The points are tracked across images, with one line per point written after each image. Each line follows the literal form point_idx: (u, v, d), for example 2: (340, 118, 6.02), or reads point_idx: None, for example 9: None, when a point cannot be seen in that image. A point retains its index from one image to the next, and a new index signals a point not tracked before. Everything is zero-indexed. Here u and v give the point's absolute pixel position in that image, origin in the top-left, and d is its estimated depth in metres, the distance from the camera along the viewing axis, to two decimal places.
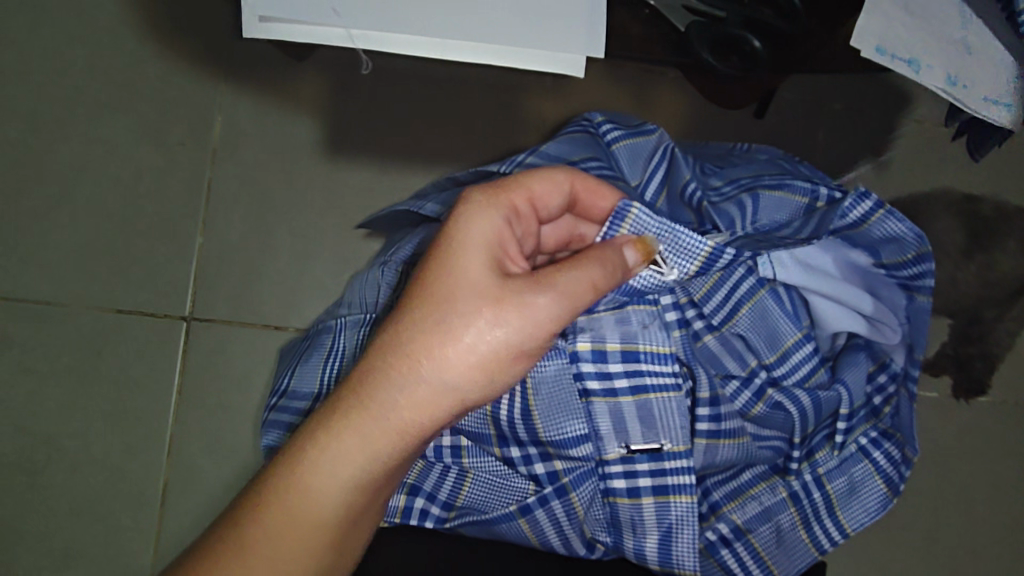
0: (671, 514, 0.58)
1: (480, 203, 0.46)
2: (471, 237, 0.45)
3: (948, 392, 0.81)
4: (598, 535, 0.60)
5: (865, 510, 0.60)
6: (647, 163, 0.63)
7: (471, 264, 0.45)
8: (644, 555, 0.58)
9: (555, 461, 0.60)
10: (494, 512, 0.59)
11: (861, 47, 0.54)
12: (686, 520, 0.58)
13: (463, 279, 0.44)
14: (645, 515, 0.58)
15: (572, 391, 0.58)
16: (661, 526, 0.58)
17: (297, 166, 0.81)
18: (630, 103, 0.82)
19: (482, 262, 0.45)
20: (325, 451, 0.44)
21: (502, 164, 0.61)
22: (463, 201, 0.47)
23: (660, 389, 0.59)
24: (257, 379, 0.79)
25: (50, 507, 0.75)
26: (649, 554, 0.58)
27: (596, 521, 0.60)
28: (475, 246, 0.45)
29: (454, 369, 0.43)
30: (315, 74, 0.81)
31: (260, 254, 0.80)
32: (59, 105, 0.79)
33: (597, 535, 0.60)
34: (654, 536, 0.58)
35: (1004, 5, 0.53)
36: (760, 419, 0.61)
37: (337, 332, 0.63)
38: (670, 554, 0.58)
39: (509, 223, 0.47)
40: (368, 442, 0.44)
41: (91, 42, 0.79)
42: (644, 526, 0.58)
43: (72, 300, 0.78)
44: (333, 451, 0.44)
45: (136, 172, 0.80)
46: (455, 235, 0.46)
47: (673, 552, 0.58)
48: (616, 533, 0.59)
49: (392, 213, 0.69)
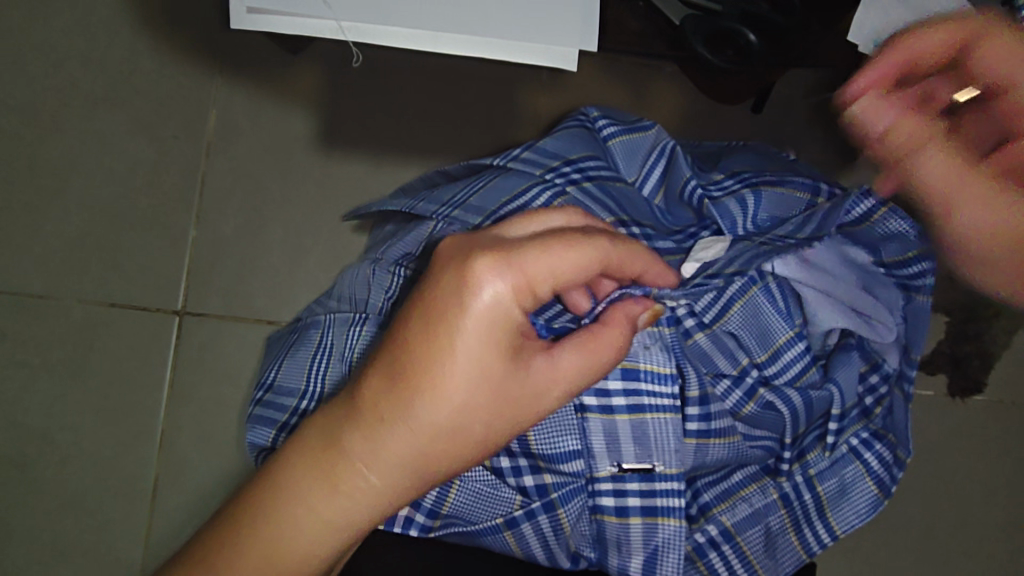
0: (657, 536, 0.56)
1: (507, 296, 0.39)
2: (491, 331, 0.39)
3: (944, 391, 0.81)
4: (583, 551, 0.57)
5: (856, 512, 0.58)
6: (642, 165, 0.63)
7: (495, 366, 0.40)
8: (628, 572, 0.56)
9: (545, 474, 0.57)
10: (483, 523, 0.57)
11: (859, 42, 0.53)
12: (673, 543, 0.55)
13: (487, 381, 0.40)
14: (631, 535, 0.56)
15: (567, 408, 0.56)
16: (647, 547, 0.56)
17: (291, 160, 0.81)
18: (627, 98, 0.82)
19: (506, 362, 0.40)
20: (320, 543, 0.41)
21: (495, 156, 0.60)
22: (485, 288, 0.39)
23: (657, 409, 0.55)
24: (249, 374, 0.79)
25: (42, 501, 0.75)
26: (632, 572, 0.56)
27: (582, 536, 0.57)
28: (500, 344, 0.40)
29: (466, 460, 0.43)
30: (309, 66, 0.80)
31: (253, 249, 0.80)
32: (51, 97, 0.78)
33: (581, 550, 0.58)
34: (639, 555, 0.56)
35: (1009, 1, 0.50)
36: (751, 419, 0.58)
37: (326, 329, 0.62)
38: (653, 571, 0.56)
39: (523, 308, 0.40)
40: (366, 527, 0.42)
41: (84, 32, 0.78)
42: (630, 545, 0.56)
43: (64, 293, 0.77)
44: (332, 543, 0.41)
45: (130, 164, 0.79)
46: (461, 316, 0.39)
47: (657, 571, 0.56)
48: (601, 549, 0.57)
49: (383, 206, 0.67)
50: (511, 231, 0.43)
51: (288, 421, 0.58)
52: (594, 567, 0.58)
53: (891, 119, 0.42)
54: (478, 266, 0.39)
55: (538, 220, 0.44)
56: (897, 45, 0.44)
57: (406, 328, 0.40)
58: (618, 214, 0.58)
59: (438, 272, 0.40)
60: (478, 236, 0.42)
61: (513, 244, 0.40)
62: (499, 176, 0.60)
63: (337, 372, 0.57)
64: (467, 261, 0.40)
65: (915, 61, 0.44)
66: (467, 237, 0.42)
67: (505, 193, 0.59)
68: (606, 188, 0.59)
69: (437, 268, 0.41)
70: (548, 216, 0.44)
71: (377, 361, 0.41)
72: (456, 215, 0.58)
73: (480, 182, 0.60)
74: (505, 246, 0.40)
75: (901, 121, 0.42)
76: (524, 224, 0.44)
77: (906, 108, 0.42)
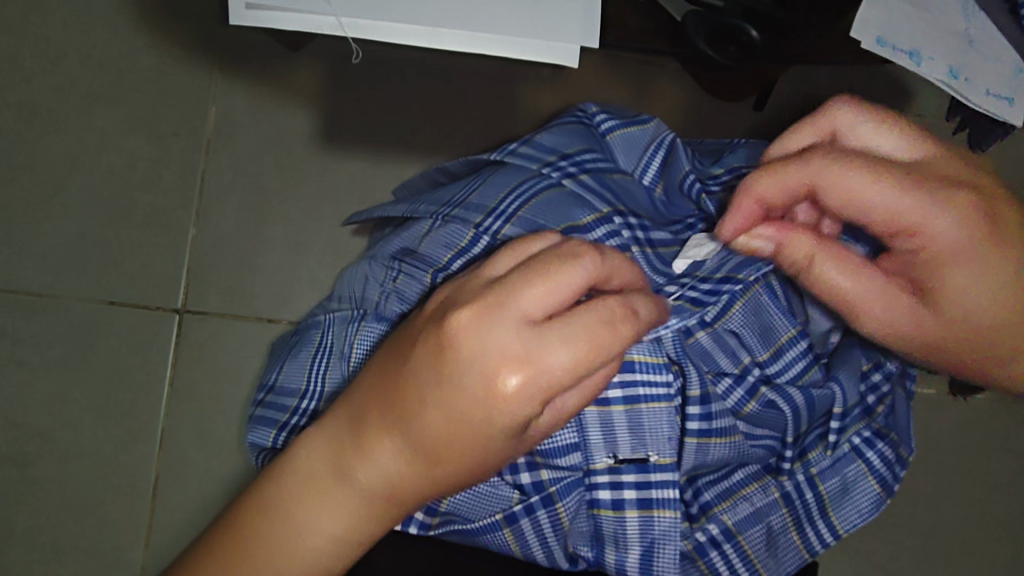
0: (654, 528, 0.52)
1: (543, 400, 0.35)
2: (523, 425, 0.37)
3: (946, 389, 0.81)
4: (581, 550, 0.54)
5: (858, 511, 0.57)
6: (642, 155, 0.63)
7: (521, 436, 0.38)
8: (626, 569, 0.53)
9: (542, 470, 0.53)
10: (478, 522, 0.54)
11: (861, 39, 0.50)
12: (670, 535, 0.52)
13: (512, 448, 0.39)
14: (628, 529, 0.52)
15: None
16: (643, 541, 0.52)
17: (291, 157, 0.80)
18: (629, 94, 0.81)
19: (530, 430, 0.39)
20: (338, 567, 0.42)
21: (491, 152, 0.60)
22: (521, 399, 0.35)
23: (651, 400, 0.52)
24: (249, 373, 0.78)
25: (42, 500, 0.75)
26: (629, 570, 0.53)
27: (580, 533, 0.54)
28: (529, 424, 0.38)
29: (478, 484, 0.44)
30: (309, 63, 0.80)
31: (254, 246, 0.80)
32: (51, 94, 0.78)
33: (579, 549, 0.54)
34: (635, 550, 0.52)
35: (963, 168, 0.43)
36: (754, 417, 0.56)
37: (326, 328, 0.62)
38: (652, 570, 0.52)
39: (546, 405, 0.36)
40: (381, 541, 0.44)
41: (83, 29, 0.78)
42: (627, 540, 0.52)
43: (64, 291, 0.77)
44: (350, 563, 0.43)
45: (130, 162, 0.79)
46: (484, 418, 0.36)
47: (655, 568, 0.52)
48: (599, 547, 0.53)
49: (381, 211, 0.67)
50: (530, 292, 0.35)
51: (289, 421, 0.57)
52: (593, 567, 0.54)
53: (778, 240, 0.44)
54: (513, 374, 0.34)
55: (564, 275, 0.35)
56: (761, 179, 0.42)
57: (424, 413, 0.37)
58: (617, 205, 0.57)
59: (460, 358, 0.35)
60: (496, 305, 0.35)
61: (543, 343, 0.34)
62: (496, 171, 0.60)
63: (337, 372, 0.57)
64: (496, 360, 0.35)
65: (780, 197, 0.43)
66: (487, 302, 0.35)
67: (503, 187, 0.58)
68: (603, 180, 0.58)
69: (459, 350, 0.35)
70: (577, 268, 0.35)
71: (394, 435, 0.38)
72: (456, 214, 0.58)
73: (478, 179, 0.60)
74: (534, 348, 0.34)
75: (785, 243, 0.44)
76: (546, 282, 0.35)
77: (788, 232, 0.44)
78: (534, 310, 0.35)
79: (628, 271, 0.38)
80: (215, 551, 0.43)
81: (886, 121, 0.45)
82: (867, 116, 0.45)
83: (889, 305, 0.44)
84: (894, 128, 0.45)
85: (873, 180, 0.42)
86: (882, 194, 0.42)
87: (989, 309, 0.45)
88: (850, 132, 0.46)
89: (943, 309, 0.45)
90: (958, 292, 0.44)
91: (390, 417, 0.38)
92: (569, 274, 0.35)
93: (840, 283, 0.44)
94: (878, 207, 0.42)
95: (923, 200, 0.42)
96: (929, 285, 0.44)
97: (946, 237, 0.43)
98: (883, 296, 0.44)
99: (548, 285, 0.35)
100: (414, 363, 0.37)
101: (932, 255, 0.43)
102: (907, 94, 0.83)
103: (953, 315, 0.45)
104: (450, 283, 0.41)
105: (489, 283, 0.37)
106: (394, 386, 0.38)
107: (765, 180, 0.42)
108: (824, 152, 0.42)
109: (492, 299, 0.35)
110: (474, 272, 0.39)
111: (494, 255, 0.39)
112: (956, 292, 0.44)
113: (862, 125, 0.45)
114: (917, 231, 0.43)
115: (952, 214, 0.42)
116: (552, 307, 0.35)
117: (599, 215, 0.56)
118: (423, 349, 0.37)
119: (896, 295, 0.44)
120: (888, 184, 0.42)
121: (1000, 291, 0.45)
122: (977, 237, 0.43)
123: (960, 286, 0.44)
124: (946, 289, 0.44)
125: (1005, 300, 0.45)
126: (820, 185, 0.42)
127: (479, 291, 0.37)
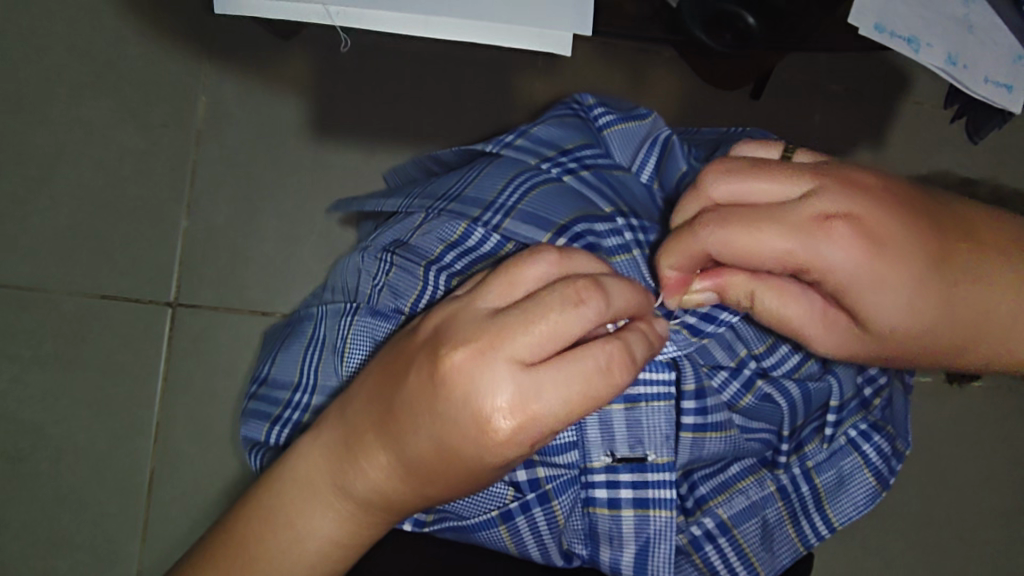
0: (650, 526, 0.52)
1: (530, 439, 0.35)
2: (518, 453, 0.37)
3: (942, 378, 0.81)
4: (575, 547, 0.53)
5: (854, 504, 0.57)
6: (636, 152, 0.62)
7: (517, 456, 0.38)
8: (620, 566, 0.53)
9: (538, 468, 0.52)
10: (473, 519, 0.53)
11: (860, 25, 0.49)
12: (665, 534, 0.52)
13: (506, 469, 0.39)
14: (623, 528, 0.52)
15: None
16: (640, 539, 0.52)
17: (284, 148, 0.80)
18: (624, 82, 0.80)
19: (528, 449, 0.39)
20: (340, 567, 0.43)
21: (485, 143, 0.59)
22: (506, 439, 0.34)
23: (652, 398, 0.52)
24: (243, 366, 0.78)
25: (35, 495, 0.74)
26: (626, 568, 0.52)
27: (574, 532, 0.53)
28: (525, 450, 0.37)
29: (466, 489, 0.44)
30: (300, 54, 0.79)
31: (247, 239, 0.79)
32: (37, 84, 0.76)
33: (574, 547, 0.54)
34: (631, 548, 0.52)
35: (717, 206, 0.38)
36: (749, 411, 0.55)
37: (319, 320, 0.62)
38: (647, 568, 0.52)
39: (535, 446, 0.36)
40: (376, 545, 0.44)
41: (69, 19, 0.76)
42: (622, 538, 0.52)
43: (55, 285, 0.76)
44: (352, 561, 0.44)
45: (120, 153, 0.78)
46: (476, 455, 0.35)
47: (649, 567, 0.52)
48: (593, 544, 0.53)
49: (365, 206, 0.67)
50: (526, 337, 0.34)
51: (283, 415, 0.57)
52: (588, 565, 0.54)
53: (718, 279, 0.40)
54: (498, 418, 0.34)
55: (567, 321, 0.34)
56: (668, 252, 0.39)
57: (415, 441, 0.36)
58: (618, 203, 0.57)
59: (452, 399, 0.35)
60: (487, 347, 0.34)
61: (534, 390, 0.34)
62: (492, 162, 0.58)
63: (331, 367, 0.56)
64: (488, 404, 0.34)
65: (690, 262, 0.39)
66: (481, 344, 0.34)
67: (500, 178, 0.57)
68: (604, 176, 0.58)
69: (453, 391, 0.34)
70: (581, 315, 0.34)
71: (385, 458, 0.38)
72: (451, 207, 0.57)
73: (473, 171, 0.59)
74: (529, 397, 0.34)
75: (724, 287, 0.40)
76: (548, 329, 0.34)
77: (724, 277, 0.40)
78: (531, 354, 0.34)
79: (636, 304, 0.38)
80: (219, 552, 0.42)
81: (760, 170, 0.38)
82: (737, 175, 0.38)
83: (830, 329, 0.40)
84: (768, 173, 0.38)
85: (759, 236, 0.36)
86: (773, 246, 0.36)
87: (925, 318, 0.39)
88: (728, 195, 0.38)
89: (882, 331, 0.40)
90: (888, 318, 0.39)
91: (385, 440, 0.38)
92: (573, 322, 0.34)
93: (788, 314, 0.40)
94: (774, 258, 0.37)
95: (808, 241, 0.36)
96: (861, 317, 0.39)
97: (854, 272, 0.37)
98: (825, 322, 0.40)
99: (547, 333, 0.34)
100: (407, 395, 0.37)
101: (846, 292, 0.38)
102: (903, 83, 0.82)
103: (891, 335, 0.40)
104: (444, 301, 0.39)
105: (481, 318, 0.36)
106: (391, 412, 0.37)
107: (671, 251, 0.39)
108: (708, 219, 0.37)
109: (487, 339, 0.34)
110: (468, 295, 0.38)
111: (492, 275, 0.38)
112: (888, 320, 0.39)
113: (737, 185, 0.38)
114: (819, 273, 0.37)
115: (848, 247, 0.36)
116: (552, 351, 0.34)
117: (601, 214, 0.55)
118: (416, 379, 0.36)
119: (834, 319, 0.40)
120: (775, 236, 0.36)
121: (929, 295, 0.39)
122: (885, 259, 0.37)
123: (886, 313, 0.38)
124: (877, 317, 0.39)
125: (941, 302, 0.39)
126: (712, 248, 0.37)
127: (473, 326, 0.35)
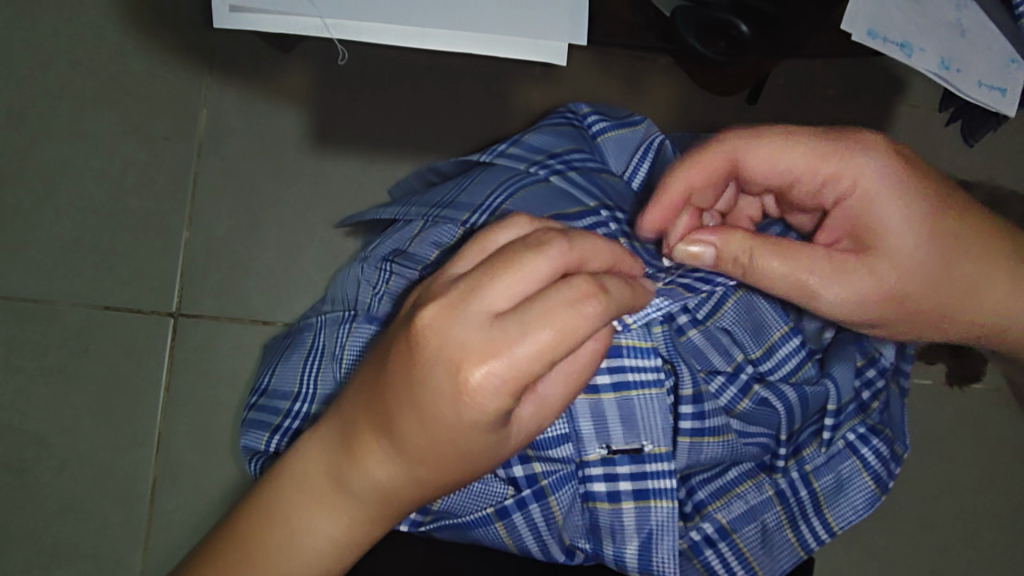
0: (651, 519, 0.52)
1: (507, 382, 0.33)
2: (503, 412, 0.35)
3: (942, 380, 0.81)
4: (578, 542, 0.54)
5: (853, 507, 0.57)
6: (631, 158, 0.63)
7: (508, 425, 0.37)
8: (624, 562, 0.52)
9: (534, 463, 0.52)
10: (469, 516, 0.53)
11: (852, 31, 0.50)
12: (666, 527, 0.52)
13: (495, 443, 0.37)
14: (625, 521, 0.52)
15: None
16: (641, 533, 0.52)
17: (284, 158, 0.80)
18: (621, 89, 0.81)
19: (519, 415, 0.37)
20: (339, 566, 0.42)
21: (481, 153, 0.60)
22: (482, 384, 0.33)
23: (642, 386, 0.52)
24: (244, 375, 0.78)
25: (38, 507, 0.75)
26: (630, 561, 0.52)
27: (575, 528, 0.53)
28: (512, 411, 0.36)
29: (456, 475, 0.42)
30: (300, 66, 0.80)
31: (248, 248, 0.80)
32: (40, 98, 0.77)
33: (576, 542, 0.54)
34: (633, 542, 0.52)
35: None
36: (746, 415, 0.55)
37: (319, 329, 0.62)
38: (650, 564, 0.52)
39: (517, 398, 0.34)
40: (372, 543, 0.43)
41: (72, 34, 0.77)
42: (624, 532, 0.52)
43: (57, 297, 0.76)
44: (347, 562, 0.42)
45: (122, 166, 0.78)
46: (456, 412, 0.34)
47: (654, 561, 0.52)
48: (596, 540, 0.53)
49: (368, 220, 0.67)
50: (495, 286, 0.33)
51: (283, 424, 0.57)
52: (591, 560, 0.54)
53: (717, 237, 0.43)
54: (472, 365, 0.33)
55: (532, 264, 0.33)
56: (685, 166, 0.45)
57: (401, 411, 0.36)
58: (603, 199, 0.57)
59: (427, 355, 0.34)
60: (459, 300, 0.34)
61: (505, 335, 0.32)
62: (485, 171, 0.59)
63: (330, 374, 0.57)
64: (461, 349, 0.33)
65: (704, 181, 0.46)
66: (451, 300, 0.34)
67: (492, 183, 0.57)
68: (592, 178, 0.58)
69: (426, 345, 0.34)
70: (545, 257, 0.34)
71: (381, 447, 0.38)
72: (446, 213, 0.57)
73: (468, 179, 0.59)
74: (501, 342, 0.32)
75: (721, 247, 0.43)
76: (515, 271, 0.33)
77: (723, 232, 0.44)
78: (500, 301, 0.33)
79: (605, 257, 0.37)
80: (224, 554, 0.43)
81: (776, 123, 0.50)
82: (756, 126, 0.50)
83: (838, 263, 0.45)
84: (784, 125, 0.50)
85: (791, 142, 0.45)
86: (803, 150, 0.45)
87: (932, 247, 0.45)
88: None
89: (894, 252, 0.45)
90: (902, 234, 0.44)
91: (380, 430, 0.38)
92: (539, 265, 0.33)
93: (789, 257, 0.44)
94: (799, 162, 0.45)
95: (837, 146, 0.45)
96: (873, 234, 0.45)
97: (873, 185, 0.44)
98: (834, 260, 0.45)
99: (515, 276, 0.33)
100: (392, 367, 0.36)
101: (864, 200, 0.44)
102: (900, 87, 0.83)
103: (901, 258, 0.45)
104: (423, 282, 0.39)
105: (454, 280, 0.35)
106: (378, 391, 0.37)
107: (694, 167, 0.45)
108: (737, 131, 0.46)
109: (457, 294, 0.34)
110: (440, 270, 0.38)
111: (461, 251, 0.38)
112: (902, 238, 0.44)
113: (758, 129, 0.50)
114: (843, 178, 0.45)
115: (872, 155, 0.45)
116: (521, 295, 0.33)
117: (583, 208, 0.55)
118: (397, 353, 0.36)
119: (842, 256, 0.45)
120: (805, 142, 0.45)
121: (939, 220, 0.45)
122: (904, 174, 0.45)
123: (901, 229, 0.44)
124: (890, 233, 0.44)
125: (945, 235, 0.45)
126: (742, 152, 0.45)
127: (445, 287, 0.35)
